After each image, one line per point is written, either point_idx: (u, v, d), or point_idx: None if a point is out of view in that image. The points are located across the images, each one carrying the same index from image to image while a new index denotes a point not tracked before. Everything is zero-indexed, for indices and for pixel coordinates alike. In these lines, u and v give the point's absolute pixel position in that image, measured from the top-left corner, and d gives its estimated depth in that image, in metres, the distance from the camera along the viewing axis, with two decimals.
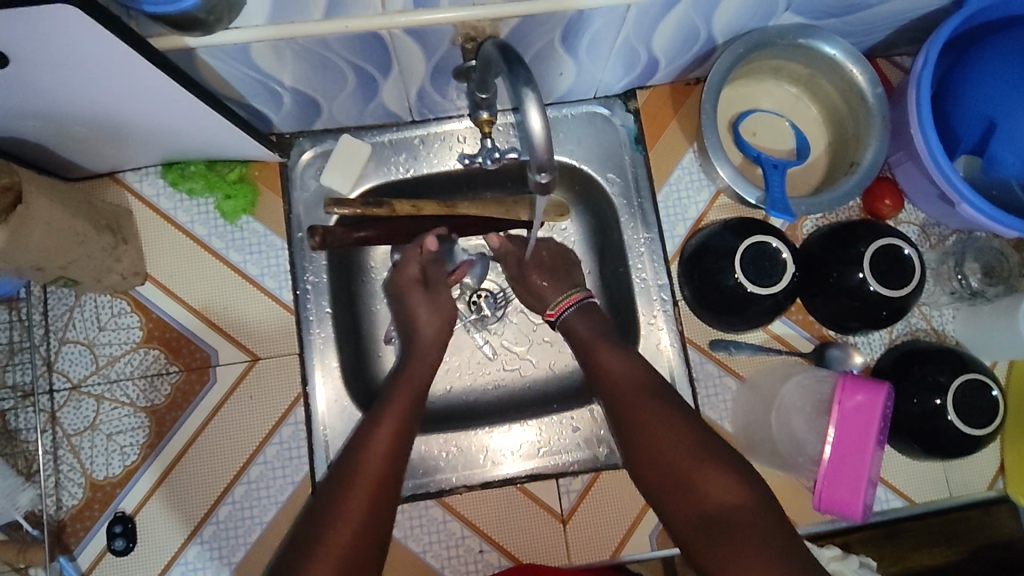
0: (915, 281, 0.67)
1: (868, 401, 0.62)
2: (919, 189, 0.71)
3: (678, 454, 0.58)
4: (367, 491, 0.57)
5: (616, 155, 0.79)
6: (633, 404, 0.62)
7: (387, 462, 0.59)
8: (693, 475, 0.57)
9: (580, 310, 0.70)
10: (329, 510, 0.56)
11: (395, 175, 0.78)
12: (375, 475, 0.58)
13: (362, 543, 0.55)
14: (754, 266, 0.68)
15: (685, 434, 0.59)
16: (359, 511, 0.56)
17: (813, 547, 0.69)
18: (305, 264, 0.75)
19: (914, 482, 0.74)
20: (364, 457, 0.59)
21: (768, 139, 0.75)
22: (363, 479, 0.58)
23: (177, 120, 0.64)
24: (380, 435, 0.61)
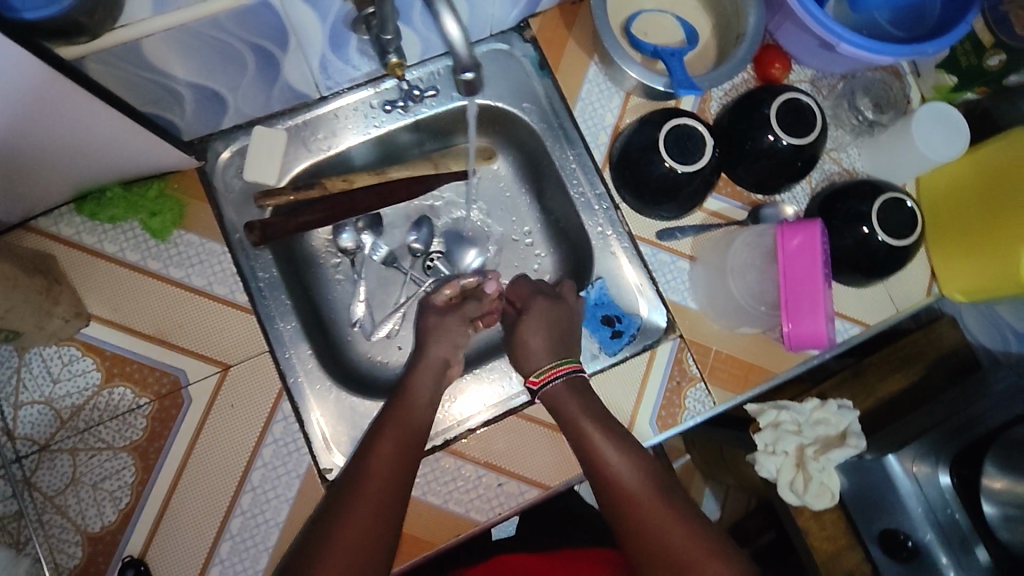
0: (819, 127, 0.73)
1: (803, 244, 0.68)
2: (802, 47, 0.78)
3: (642, 499, 0.64)
4: (382, 468, 0.61)
5: (527, 86, 0.82)
6: (607, 464, 0.66)
7: (397, 464, 0.62)
8: (652, 522, 0.63)
9: (564, 385, 0.69)
10: (347, 490, 0.60)
11: (318, 154, 0.78)
12: (387, 472, 0.61)
13: (379, 536, 0.58)
14: (678, 148, 0.72)
15: (648, 480, 0.65)
16: (381, 477, 0.61)
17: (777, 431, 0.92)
18: (251, 263, 0.75)
19: (866, 308, 0.79)
20: (382, 434, 0.64)
21: (659, 35, 0.80)
22: (377, 468, 0.61)
23: (85, 143, 0.62)
24: (395, 420, 0.65)
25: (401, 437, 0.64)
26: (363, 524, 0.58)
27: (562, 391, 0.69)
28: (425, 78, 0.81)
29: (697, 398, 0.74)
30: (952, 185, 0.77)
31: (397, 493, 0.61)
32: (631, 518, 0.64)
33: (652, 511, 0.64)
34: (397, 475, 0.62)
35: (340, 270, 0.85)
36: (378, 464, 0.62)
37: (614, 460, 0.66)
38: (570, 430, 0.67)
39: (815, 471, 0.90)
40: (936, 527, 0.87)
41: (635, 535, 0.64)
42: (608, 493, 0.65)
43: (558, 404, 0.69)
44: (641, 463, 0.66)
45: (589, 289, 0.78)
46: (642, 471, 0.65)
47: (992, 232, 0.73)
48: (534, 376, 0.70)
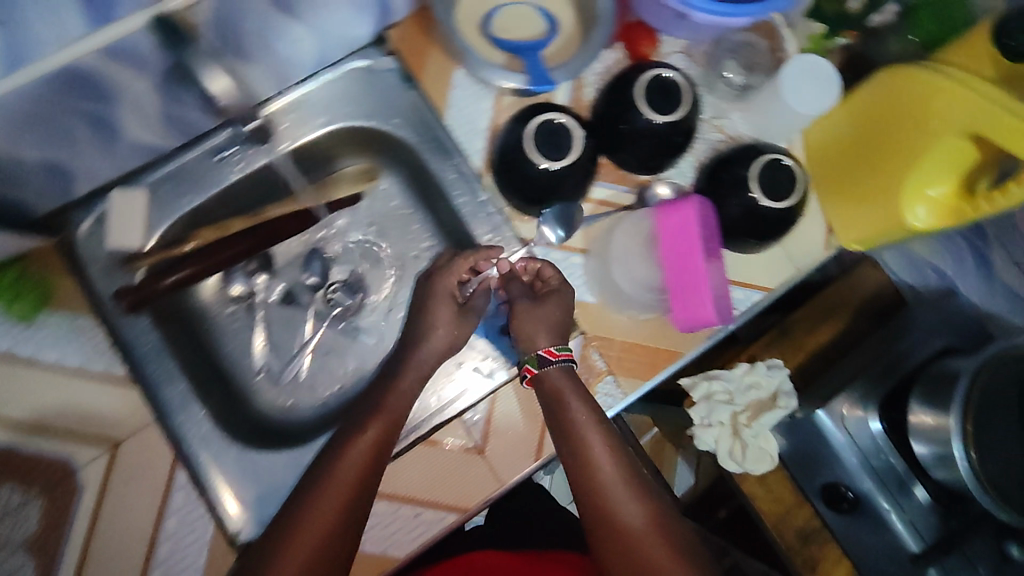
0: (688, 101, 0.71)
1: (676, 227, 0.67)
2: (664, 19, 0.75)
3: (614, 484, 0.67)
4: (343, 483, 0.63)
5: (394, 100, 0.79)
6: (597, 468, 0.67)
7: (369, 461, 0.64)
8: (617, 507, 0.66)
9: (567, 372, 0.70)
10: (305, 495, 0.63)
11: (187, 206, 0.75)
12: (354, 472, 0.64)
13: (333, 539, 0.62)
14: (548, 142, 0.70)
15: (624, 466, 0.68)
16: (340, 492, 0.63)
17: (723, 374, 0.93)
18: (129, 332, 0.71)
19: (765, 272, 0.77)
20: (348, 450, 0.65)
21: (519, 29, 0.76)
22: (344, 470, 0.64)
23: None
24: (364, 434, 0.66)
25: (367, 451, 0.65)
26: (315, 535, 0.61)
27: (555, 380, 0.69)
28: (288, 109, 0.77)
29: (607, 392, 0.73)
30: (836, 127, 0.74)
31: (361, 491, 0.63)
32: (609, 521, 0.66)
33: (629, 510, 0.66)
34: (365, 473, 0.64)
35: (236, 318, 0.82)
36: (349, 463, 0.64)
37: (603, 465, 0.67)
38: (563, 428, 0.68)
39: (749, 437, 0.91)
40: (872, 474, 0.90)
41: (602, 517, 0.66)
42: (592, 499, 0.67)
43: (552, 386, 0.69)
44: (618, 450, 0.69)
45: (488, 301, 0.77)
46: (628, 477, 0.67)
47: (872, 169, 0.70)
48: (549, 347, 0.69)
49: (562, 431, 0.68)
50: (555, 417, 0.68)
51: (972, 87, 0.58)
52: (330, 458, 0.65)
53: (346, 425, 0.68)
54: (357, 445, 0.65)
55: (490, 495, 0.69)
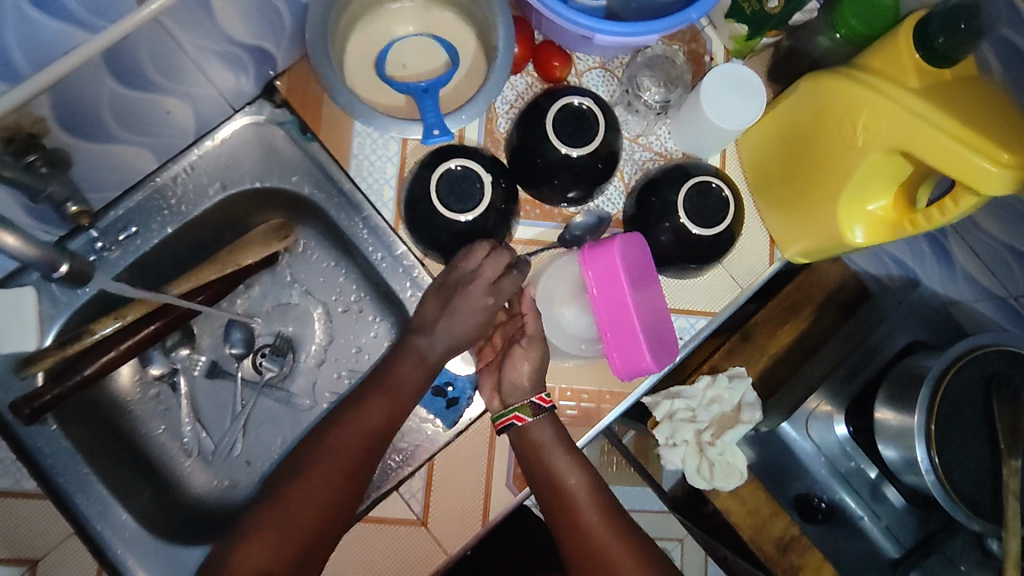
0: (601, 129, 0.66)
1: (602, 274, 0.62)
2: (570, 38, 0.70)
3: (597, 527, 0.66)
4: (347, 454, 0.64)
5: (292, 157, 0.73)
6: (581, 511, 0.66)
7: (365, 445, 0.65)
8: (601, 551, 0.65)
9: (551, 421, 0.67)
10: (291, 480, 0.64)
11: (83, 295, 0.70)
12: (360, 442, 0.64)
13: (328, 513, 0.63)
14: (453, 192, 0.65)
15: (605, 505, 0.67)
16: (345, 459, 0.64)
17: (686, 390, 0.89)
18: (37, 441, 0.67)
19: (708, 296, 0.73)
20: (356, 418, 0.65)
21: (419, 65, 0.72)
22: (336, 456, 0.64)
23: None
24: (372, 403, 0.65)
25: (374, 424, 0.65)
26: (314, 498, 0.62)
27: (533, 427, 0.66)
28: (178, 178, 0.72)
29: None
30: (768, 140, 0.70)
31: (353, 473, 0.64)
32: (599, 563, 0.65)
33: (616, 552, 0.65)
34: (360, 456, 0.64)
35: (160, 400, 0.77)
36: (346, 444, 0.64)
37: (587, 506, 0.66)
38: (542, 478, 0.65)
39: (716, 456, 0.86)
40: (840, 479, 0.88)
41: (588, 560, 0.65)
42: (576, 543, 0.66)
43: (528, 434, 0.66)
44: (597, 489, 0.67)
45: None
46: (612, 514, 0.67)
47: (807, 185, 0.66)
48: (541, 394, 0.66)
49: (544, 481, 0.66)
50: (533, 468, 0.65)
51: (901, 102, 0.55)
52: (336, 424, 0.65)
53: (353, 395, 0.68)
54: (355, 426, 0.65)
55: (436, 569, 0.66)
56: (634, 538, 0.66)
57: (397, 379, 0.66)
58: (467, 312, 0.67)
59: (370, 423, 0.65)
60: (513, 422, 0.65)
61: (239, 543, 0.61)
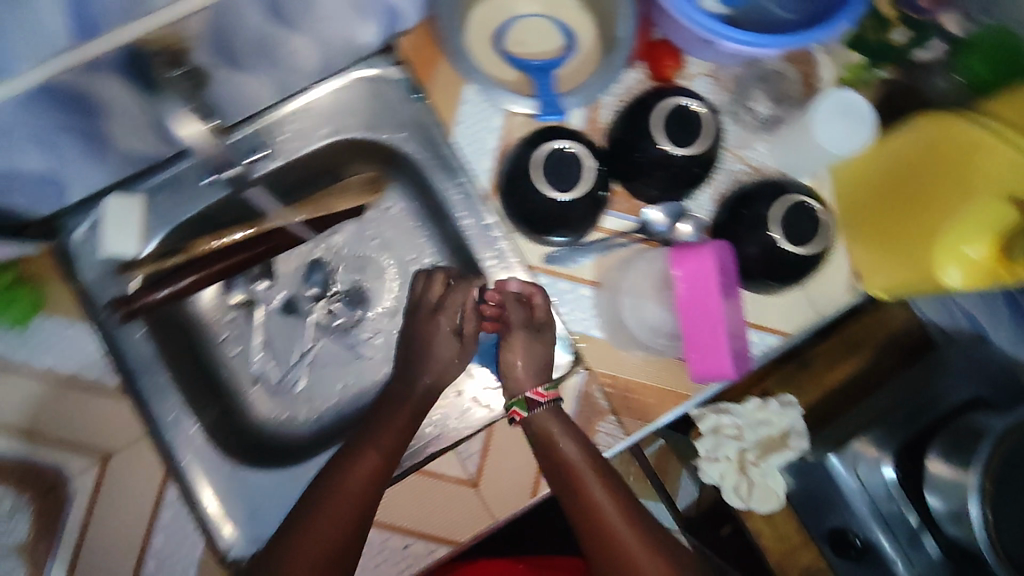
0: (709, 134, 0.67)
1: (688, 279, 0.62)
2: (688, 41, 0.70)
3: (611, 518, 0.64)
4: (344, 507, 0.62)
5: (402, 112, 0.77)
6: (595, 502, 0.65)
7: (370, 479, 0.64)
8: (615, 543, 0.64)
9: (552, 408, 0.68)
10: (297, 525, 0.62)
11: (185, 215, 0.73)
12: (356, 494, 0.63)
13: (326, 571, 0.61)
14: (554, 173, 0.67)
15: (621, 498, 0.66)
16: (340, 511, 0.62)
17: (735, 407, 0.90)
18: (126, 341, 0.71)
19: (784, 316, 0.73)
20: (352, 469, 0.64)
21: (535, 45, 0.74)
22: (332, 505, 0.63)
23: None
24: (368, 453, 0.65)
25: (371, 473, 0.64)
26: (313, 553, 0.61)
27: (543, 417, 0.67)
28: (294, 116, 0.76)
29: (608, 432, 0.71)
30: (873, 171, 0.69)
31: (358, 517, 0.62)
32: (615, 558, 0.63)
33: (630, 542, 0.64)
34: (365, 492, 0.63)
35: (231, 326, 0.79)
36: (347, 484, 0.63)
37: (603, 499, 0.65)
38: (554, 465, 0.66)
39: (757, 476, 0.87)
40: (881, 523, 0.85)
41: (602, 550, 0.64)
42: (590, 533, 0.65)
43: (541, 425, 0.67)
44: (610, 478, 0.66)
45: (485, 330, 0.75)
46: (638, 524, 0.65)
47: (906, 230, 0.65)
48: (540, 389, 0.69)
49: (558, 470, 0.66)
50: (545, 453, 0.66)
51: None
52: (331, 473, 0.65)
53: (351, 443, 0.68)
54: (352, 470, 0.64)
55: (482, 531, 0.68)
56: (647, 530, 0.65)
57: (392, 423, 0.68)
58: (450, 320, 0.73)
59: (369, 467, 0.64)
60: (518, 416, 0.69)
61: None
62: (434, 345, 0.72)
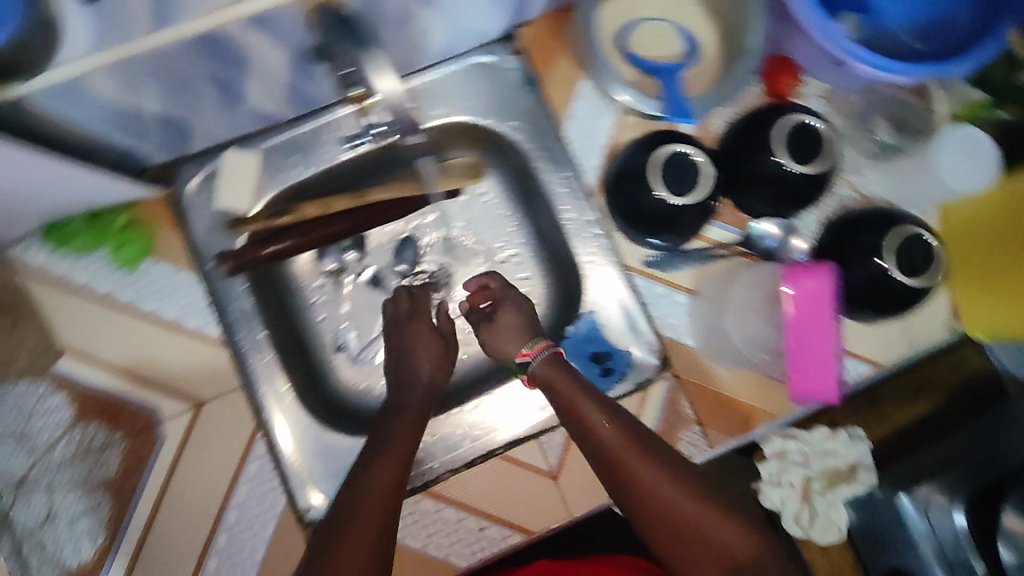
0: (832, 154, 0.67)
1: (803, 301, 0.62)
2: (812, 62, 0.69)
3: (632, 461, 0.58)
4: (367, 521, 0.57)
5: (514, 101, 0.76)
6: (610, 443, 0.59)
7: (389, 489, 0.60)
8: (642, 486, 0.57)
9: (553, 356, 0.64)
10: (332, 543, 0.55)
11: (294, 178, 0.74)
12: (380, 509, 0.58)
13: None
14: (674, 176, 0.67)
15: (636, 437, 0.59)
16: (366, 527, 0.57)
17: None
18: (225, 293, 0.71)
19: (878, 346, 0.76)
20: (368, 478, 0.60)
21: (651, 47, 0.73)
22: (356, 519, 0.57)
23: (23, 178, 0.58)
24: (382, 462, 0.61)
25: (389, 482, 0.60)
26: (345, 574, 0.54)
27: (544, 365, 0.63)
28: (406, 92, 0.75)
29: (691, 442, 0.71)
30: (977, 217, 0.70)
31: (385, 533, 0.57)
32: (644, 502, 0.57)
33: (654, 483, 0.57)
34: (381, 529, 0.57)
35: (321, 292, 0.78)
36: (360, 519, 0.57)
37: (617, 441, 0.58)
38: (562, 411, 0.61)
39: None
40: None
41: (630, 496, 0.58)
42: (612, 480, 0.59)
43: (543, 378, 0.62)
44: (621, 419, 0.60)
45: (578, 324, 0.74)
46: (712, 507, 0.58)
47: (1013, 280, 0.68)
48: (524, 350, 0.65)
49: (566, 415, 0.60)
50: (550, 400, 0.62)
51: None
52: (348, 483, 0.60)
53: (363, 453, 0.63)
54: (369, 479, 0.60)
55: (559, 524, 0.70)
56: (672, 466, 0.58)
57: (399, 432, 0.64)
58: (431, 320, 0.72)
59: (386, 476, 0.60)
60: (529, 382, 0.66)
61: None
62: (422, 356, 0.69)
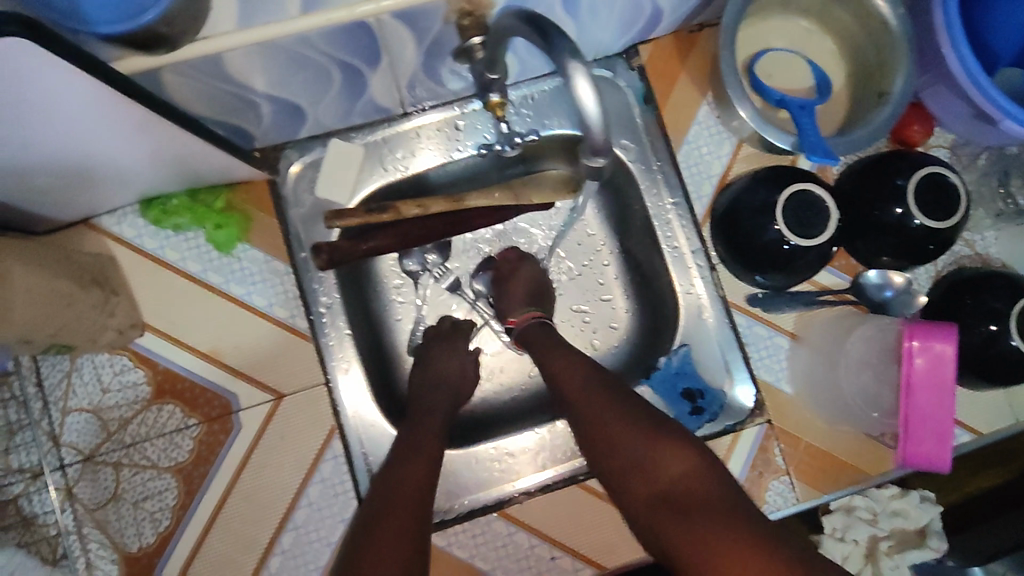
0: (962, 210, 0.64)
1: (929, 365, 0.59)
2: (948, 113, 0.68)
3: (595, 407, 0.59)
4: (401, 504, 0.53)
5: (628, 119, 0.73)
6: (576, 390, 0.61)
7: (424, 477, 0.56)
8: (607, 433, 0.57)
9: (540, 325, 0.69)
10: (371, 524, 0.51)
11: (394, 175, 0.72)
12: (413, 491, 0.54)
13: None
14: (796, 217, 0.64)
15: (603, 387, 0.61)
16: (407, 507, 0.53)
17: None
18: (314, 285, 0.69)
19: (983, 415, 0.72)
20: (404, 460, 0.57)
21: (784, 79, 0.71)
22: (399, 501, 0.53)
23: (137, 153, 0.56)
24: (418, 456, 0.58)
25: (428, 470, 0.57)
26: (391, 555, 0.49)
27: (532, 329, 0.69)
28: (516, 101, 0.73)
29: (779, 492, 0.68)
30: None
31: (419, 517, 0.53)
32: (603, 446, 0.57)
33: (614, 425, 0.57)
34: (418, 512, 0.53)
35: (401, 293, 0.77)
36: (399, 499, 0.53)
37: (584, 390, 0.61)
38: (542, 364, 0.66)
39: None
40: None
41: (595, 444, 0.58)
42: (578, 427, 0.60)
43: (533, 340, 0.68)
44: (593, 371, 0.62)
45: (672, 356, 0.71)
46: (628, 418, 0.57)
47: None
48: (513, 318, 0.71)
49: (544, 366, 0.65)
50: (540, 359, 0.66)
51: None
52: (381, 471, 0.57)
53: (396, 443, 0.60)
54: (403, 470, 0.56)
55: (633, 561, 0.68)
56: (635, 413, 0.58)
57: (426, 432, 0.61)
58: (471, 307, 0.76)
59: (415, 464, 0.57)
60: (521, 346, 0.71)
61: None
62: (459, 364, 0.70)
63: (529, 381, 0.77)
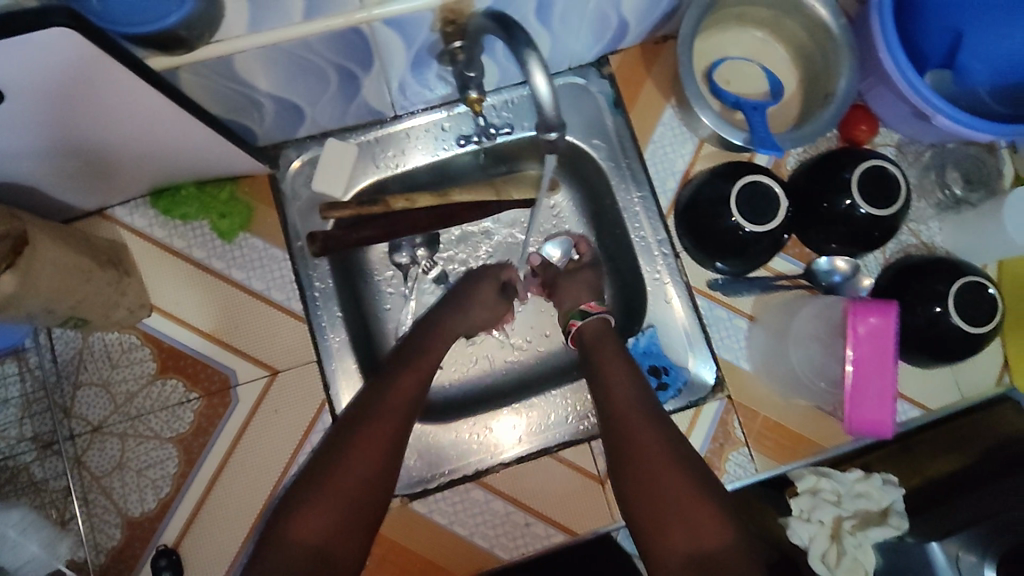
0: (902, 199, 0.69)
1: (871, 335, 0.64)
2: (892, 114, 0.74)
3: (642, 434, 0.62)
4: (360, 452, 0.60)
5: (598, 122, 0.80)
6: (630, 414, 0.64)
7: (388, 430, 0.62)
8: (644, 463, 0.60)
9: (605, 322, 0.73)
10: (326, 469, 0.59)
11: (386, 171, 0.79)
12: (376, 453, 0.61)
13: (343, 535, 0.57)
14: (751, 206, 0.70)
15: (654, 417, 0.64)
16: (364, 460, 0.60)
17: None
18: (309, 272, 0.76)
19: (929, 391, 0.78)
20: (373, 415, 0.63)
21: (742, 84, 0.78)
22: (359, 453, 0.60)
23: (154, 145, 0.62)
24: (386, 409, 0.64)
25: (397, 423, 0.63)
26: (332, 508, 0.57)
27: (593, 331, 0.72)
28: (497, 105, 0.79)
29: (739, 463, 0.73)
30: None
31: (377, 478, 0.60)
32: (636, 470, 0.60)
33: (655, 457, 0.60)
34: (383, 476, 0.60)
35: (391, 284, 0.82)
36: (351, 460, 0.59)
37: (637, 416, 0.64)
38: (593, 375, 0.69)
39: None
40: None
41: (628, 465, 0.61)
42: (615, 442, 0.63)
43: (597, 341, 0.71)
44: (645, 399, 0.66)
45: (639, 336, 0.77)
46: (687, 486, 0.58)
47: None
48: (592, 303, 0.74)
49: (597, 377, 0.68)
50: (591, 369, 0.69)
51: None
52: (352, 419, 0.63)
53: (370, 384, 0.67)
54: (370, 423, 0.62)
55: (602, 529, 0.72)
56: (683, 457, 0.61)
57: (400, 387, 0.66)
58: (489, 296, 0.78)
59: (391, 416, 0.63)
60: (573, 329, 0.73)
61: (295, 509, 0.57)
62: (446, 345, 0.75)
63: (508, 364, 0.82)
